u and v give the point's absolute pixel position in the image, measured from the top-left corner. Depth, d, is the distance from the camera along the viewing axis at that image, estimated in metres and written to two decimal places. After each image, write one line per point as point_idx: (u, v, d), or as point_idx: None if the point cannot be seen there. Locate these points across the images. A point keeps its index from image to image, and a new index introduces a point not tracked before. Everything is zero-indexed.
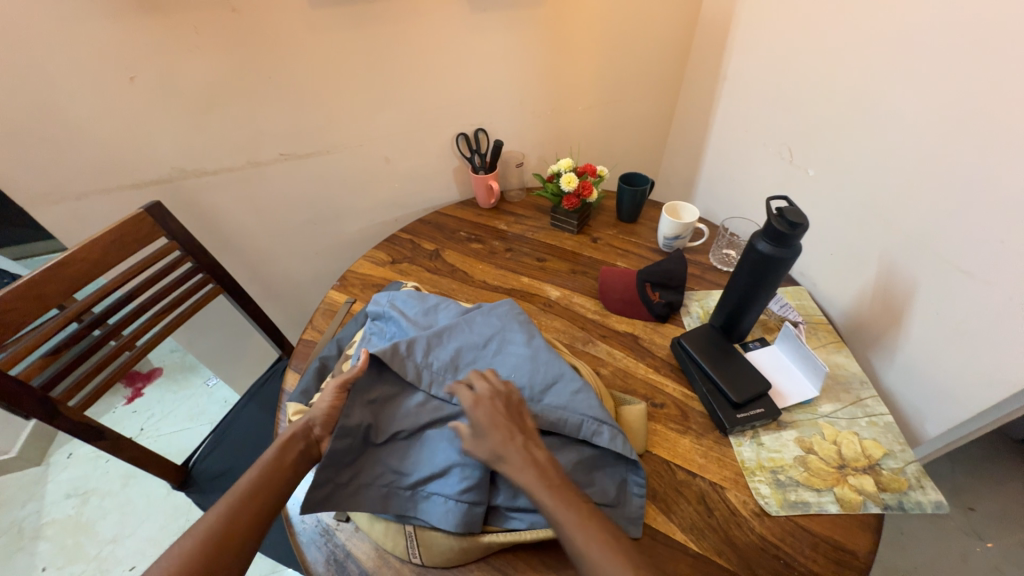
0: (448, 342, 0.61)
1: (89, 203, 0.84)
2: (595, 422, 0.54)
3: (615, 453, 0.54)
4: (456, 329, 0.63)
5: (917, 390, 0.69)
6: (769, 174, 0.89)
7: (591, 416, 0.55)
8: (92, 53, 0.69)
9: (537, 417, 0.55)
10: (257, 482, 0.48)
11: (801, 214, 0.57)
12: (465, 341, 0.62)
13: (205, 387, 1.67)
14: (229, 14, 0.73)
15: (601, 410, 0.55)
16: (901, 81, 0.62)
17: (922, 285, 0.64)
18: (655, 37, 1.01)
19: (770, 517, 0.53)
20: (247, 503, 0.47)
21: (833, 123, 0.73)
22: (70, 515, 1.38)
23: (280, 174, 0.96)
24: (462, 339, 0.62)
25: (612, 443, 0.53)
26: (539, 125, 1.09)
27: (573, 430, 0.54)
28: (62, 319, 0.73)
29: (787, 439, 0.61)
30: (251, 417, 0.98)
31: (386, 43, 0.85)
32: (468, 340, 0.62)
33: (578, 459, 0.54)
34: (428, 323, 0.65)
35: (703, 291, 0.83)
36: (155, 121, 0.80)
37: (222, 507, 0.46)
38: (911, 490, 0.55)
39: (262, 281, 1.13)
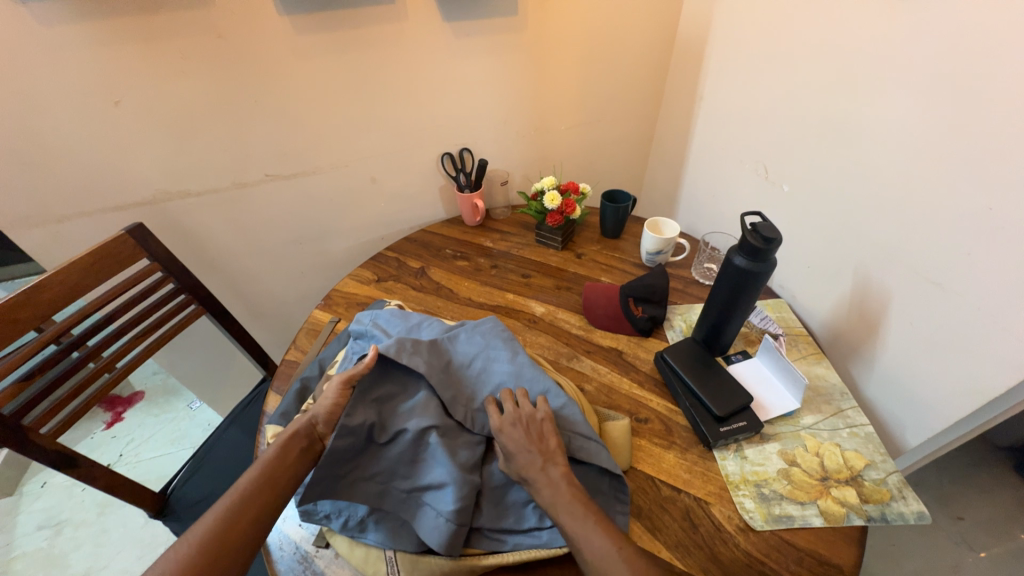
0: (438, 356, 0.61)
1: (70, 225, 0.83)
2: (584, 439, 0.55)
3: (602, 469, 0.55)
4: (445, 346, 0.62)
5: (897, 400, 0.69)
6: (746, 190, 0.92)
7: (579, 432, 0.56)
8: (75, 77, 0.70)
9: None
10: (254, 486, 0.48)
11: (774, 229, 0.58)
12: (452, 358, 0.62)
13: (187, 411, 1.57)
14: (215, 40, 0.75)
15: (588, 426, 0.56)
16: (869, 101, 0.64)
17: (896, 296, 0.66)
18: (634, 60, 1.05)
19: (756, 532, 0.53)
20: (246, 509, 0.47)
21: (804, 142, 0.76)
22: (42, 548, 1.32)
23: (266, 195, 0.97)
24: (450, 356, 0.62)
25: (597, 458, 0.54)
26: (523, 144, 1.11)
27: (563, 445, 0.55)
28: (39, 342, 0.72)
29: (770, 451, 0.61)
30: (233, 441, 0.96)
31: (371, 67, 0.87)
32: (455, 357, 0.62)
33: None
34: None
35: (686, 305, 0.84)
36: (139, 143, 0.80)
37: (224, 504, 0.47)
38: (893, 501, 0.55)
39: (247, 301, 1.12)
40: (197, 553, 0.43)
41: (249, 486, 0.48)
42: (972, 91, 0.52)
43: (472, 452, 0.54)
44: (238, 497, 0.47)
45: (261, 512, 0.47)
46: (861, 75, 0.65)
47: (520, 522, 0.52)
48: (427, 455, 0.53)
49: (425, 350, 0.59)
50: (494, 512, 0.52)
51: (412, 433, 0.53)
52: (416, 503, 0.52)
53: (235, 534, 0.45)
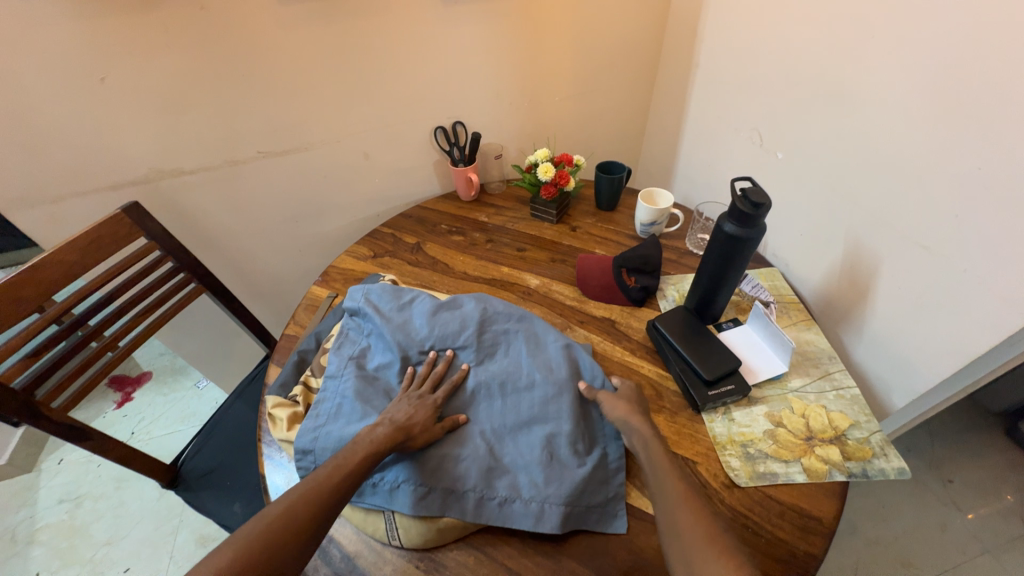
0: (427, 334, 0.64)
1: (66, 205, 0.84)
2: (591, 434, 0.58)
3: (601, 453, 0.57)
4: (453, 355, 0.64)
5: (883, 362, 0.71)
6: (741, 159, 0.91)
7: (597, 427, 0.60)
8: (58, 54, 0.69)
9: (563, 418, 0.58)
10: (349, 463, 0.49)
11: (764, 194, 0.58)
12: (543, 358, 0.64)
13: (195, 389, 1.67)
14: (198, 12, 0.73)
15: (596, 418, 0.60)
16: (860, 62, 0.63)
17: (886, 261, 0.66)
18: (629, 27, 1.02)
19: (739, 488, 0.55)
20: (334, 491, 0.47)
21: (800, 107, 0.75)
22: (63, 520, 1.38)
23: (259, 173, 0.97)
24: (540, 356, 0.64)
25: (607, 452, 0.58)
26: (517, 116, 1.09)
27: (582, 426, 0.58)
28: (43, 320, 0.73)
29: (757, 413, 0.63)
30: (239, 414, 0.99)
31: (358, 37, 0.85)
32: (542, 356, 0.64)
33: (559, 456, 0.55)
34: (404, 318, 0.66)
35: (679, 275, 0.85)
36: (127, 120, 0.79)
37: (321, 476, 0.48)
38: (874, 458, 0.57)
39: (246, 280, 1.14)
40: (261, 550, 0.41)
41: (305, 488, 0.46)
42: (962, 47, 0.52)
43: (533, 441, 0.56)
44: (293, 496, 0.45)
45: (341, 486, 0.48)
46: (855, 36, 0.63)
47: (525, 506, 0.52)
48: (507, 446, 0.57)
49: (429, 384, 0.60)
50: (508, 490, 0.53)
51: (528, 428, 0.58)
52: (449, 477, 0.54)
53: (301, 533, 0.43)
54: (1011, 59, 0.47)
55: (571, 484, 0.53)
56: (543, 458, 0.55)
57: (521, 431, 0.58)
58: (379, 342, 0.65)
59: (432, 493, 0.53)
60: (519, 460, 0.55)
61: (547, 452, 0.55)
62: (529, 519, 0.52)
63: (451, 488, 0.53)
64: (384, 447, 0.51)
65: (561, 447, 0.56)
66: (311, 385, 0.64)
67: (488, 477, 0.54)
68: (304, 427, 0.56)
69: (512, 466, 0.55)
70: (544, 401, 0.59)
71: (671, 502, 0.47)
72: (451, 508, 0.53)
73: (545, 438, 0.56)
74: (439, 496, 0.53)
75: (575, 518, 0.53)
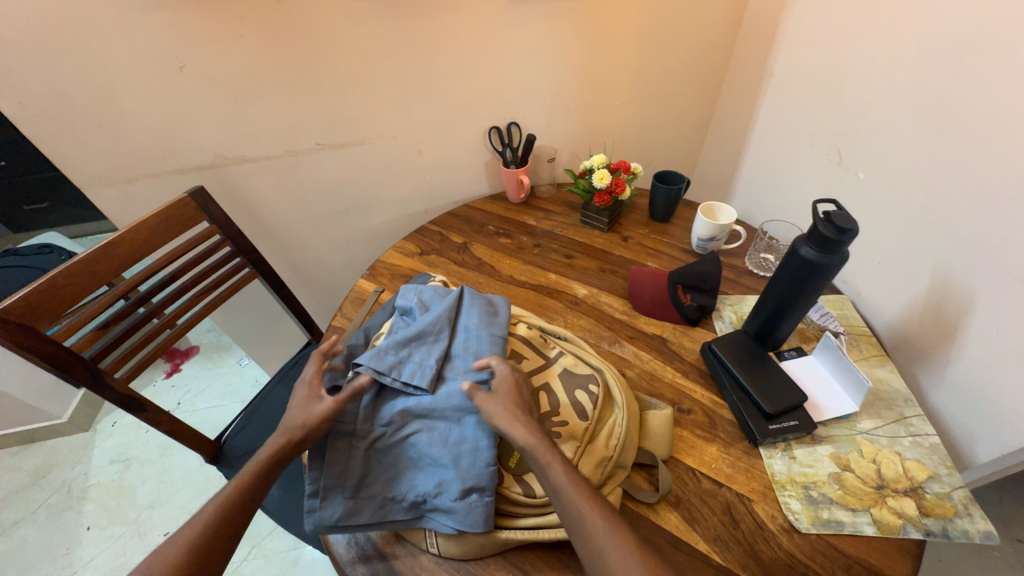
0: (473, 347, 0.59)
1: (137, 185, 0.88)
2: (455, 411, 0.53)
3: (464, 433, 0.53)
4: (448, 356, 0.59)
5: (968, 410, 0.64)
6: (814, 176, 0.85)
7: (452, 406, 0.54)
8: (143, 42, 0.72)
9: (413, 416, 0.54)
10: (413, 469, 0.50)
11: (851, 218, 0.53)
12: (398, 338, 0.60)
13: (238, 366, 1.75)
14: (274, 5, 0.75)
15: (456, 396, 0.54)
16: (969, 77, 0.57)
17: (982, 300, 0.60)
18: (699, 31, 0.98)
19: (800, 534, 0.51)
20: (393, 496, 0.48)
21: (886, 127, 0.69)
22: (113, 480, 1.46)
23: (317, 163, 0.98)
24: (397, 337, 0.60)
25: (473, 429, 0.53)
26: (575, 119, 1.06)
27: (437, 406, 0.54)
28: (112, 295, 0.77)
29: (822, 454, 0.58)
30: (280, 398, 1.02)
31: (423, 34, 0.85)
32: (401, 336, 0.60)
33: (436, 448, 0.52)
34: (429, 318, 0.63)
35: (737, 296, 0.80)
36: (200, 109, 0.83)
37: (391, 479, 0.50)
38: (957, 517, 0.51)
39: (295, 266, 1.17)
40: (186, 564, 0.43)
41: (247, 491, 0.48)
42: None
43: (414, 442, 0.53)
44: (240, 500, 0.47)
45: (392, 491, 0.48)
46: (963, 52, 0.58)
47: (452, 501, 0.50)
48: (411, 456, 0.53)
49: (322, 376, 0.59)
50: (432, 488, 0.51)
51: (403, 431, 0.54)
52: (382, 480, 0.53)
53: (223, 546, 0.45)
54: None
55: (458, 476, 0.50)
56: (428, 460, 0.52)
57: (399, 435, 0.54)
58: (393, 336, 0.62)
59: (370, 496, 0.52)
60: (426, 468, 0.52)
61: (426, 453, 0.53)
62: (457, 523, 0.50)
63: (388, 490, 0.52)
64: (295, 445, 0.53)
65: (431, 447, 0.52)
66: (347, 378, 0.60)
67: (419, 473, 0.53)
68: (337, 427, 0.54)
69: (431, 461, 0.52)
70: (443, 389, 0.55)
71: (563, 486, 0.47)
72: (393, 510, 0.52)
73: (417, 437, 0.53)
74: (378, 499, 0.52)
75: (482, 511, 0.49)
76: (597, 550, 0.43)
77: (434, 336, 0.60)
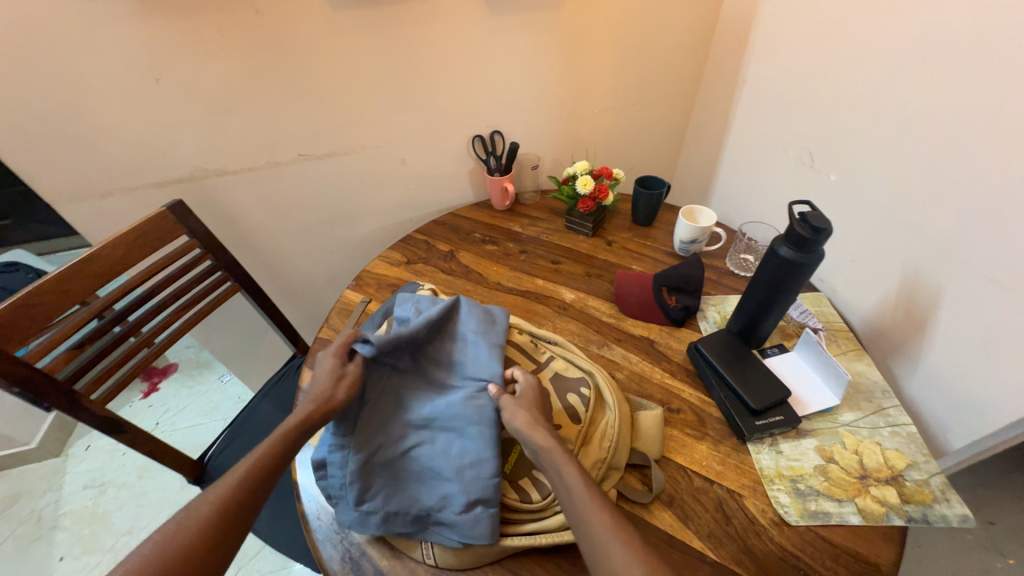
0: (476, 355, 0.60)
1: (112, 200, 0.86)
2: (459, 421, 0.54)
3: (469, 445, 0.52)
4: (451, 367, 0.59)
5: (941, 399, 0.67)
6: (788, 178, 0.88)
7: (456, 415, 0.54)
8: (118, 55, 0.71)
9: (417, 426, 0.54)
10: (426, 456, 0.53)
11: (824, 219, 0.55)
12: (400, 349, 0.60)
13: (219, 383, 1.70)
14: (253, 16, 0.75)
15: (461, 405, 0.54)
16: (928, 83, 0.61)
17: (947, 294, 0.63)
18: (674, 41, 1.01)
19: (790, 527, 0.52)
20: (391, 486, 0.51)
21: (854, 131, 0.72)
22: (86, 507, 1.40)
23: (299, 174, 0.97)
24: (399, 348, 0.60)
25: (477, 440, 0.52)
26: (556, 127, 1.08)
27: (442, 417, 0.54)
28: (87, 314, 0.74)
29: (807, 447, 0.60)
30: (265, 414, 0.99)
31: (405, 44, 0.85)
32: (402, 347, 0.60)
33: (441, 460, 0.52)
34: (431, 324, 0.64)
35: (720, 296, 0.82)
36: (177, 122, 0.81)
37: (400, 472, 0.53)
38: (935, 503, 0.53)
39: (278, 279, 1.15)
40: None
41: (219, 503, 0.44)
42: None
43: (418, 454, 0.53)
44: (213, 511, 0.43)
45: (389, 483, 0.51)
46: (922, 60, 0.61)
47: (457, 515, 0.50)
48: (414, 469, 0.53)
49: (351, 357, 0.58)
50: (437, 501, 0.51)
51: (406, 442, 0.53)
52: (384, 494, 0.51)
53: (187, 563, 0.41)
54: None
55: (463, 488, 0.50)
56: (433, 471, 0.52)
57: (402, 447, 0.53)
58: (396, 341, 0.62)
59: (372, 511, 0.50)
60: (431, 480, 0.52)
61: (431, 466, 0.52)
62: (461, 536, 0.50)
63: (391, 504, 0.51)
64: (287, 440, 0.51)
65: (435, 459, 0.52)
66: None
67: (422, 486, 0.52)
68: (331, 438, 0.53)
69: (434, 474, 0.52)
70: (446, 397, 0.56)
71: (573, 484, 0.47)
72: (396, 524, 0.51)
73: (420, 448, 0.53)
74: (379, 513, 0.50)
75: (487, 523, 0.49)
76: (597, 544, 0.44)
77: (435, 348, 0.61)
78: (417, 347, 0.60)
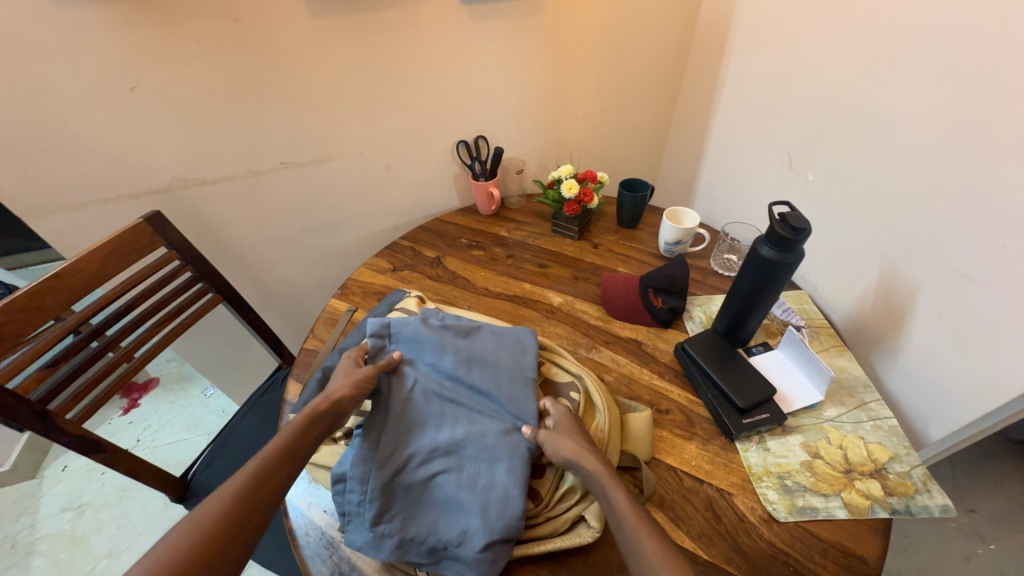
0: (514, 386, 0.60)
1: (87, 212, 0.84)
2: (491, 453, 0.53)
3: (499, 479, 0.52)
4: (486, 394, 0.59)
5: (920, 392, 0.69)
6: (768, 179, 0.90)
7: (489, 447, 0.54)
8: (90, 65, 0.69)
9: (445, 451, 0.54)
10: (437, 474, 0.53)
11: (803, 218, 0.57)
12: (440, 370, 0.61)
13: (202, 397, 1.66)
14: (231, 24, 0.74)
15: (495, 438, 0.54)
16: (899, 86, 0.63)
17: (923, 289, 0.65)
18: (655, 46, 1.02)
19: (779, 523, 0.53)
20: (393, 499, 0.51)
21: (830, 133, 0.74)
22: (64, 530, 1.35)
23: (281, 183, 0.96)
24: (439, 368, 0.61)
25: (508, 474, 0.52)
26: (540, 131, 1.09)
27: (473, 446, 0.54)
28: (61, 330, 0.72)
29: (793, 444, 0.61)
30: (250, 427, 0.97)
31: (387, 50, 0.85)
32: (442, 368, 0.61)
33: (465, 491, 0.51)
34: (469, 345, 0.63)
35: (705, 297, 0.83)
36: (154, 131, 0.79)
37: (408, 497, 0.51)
38: (917, 494, 0.54)
39: (262, 290, 1.13)
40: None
41: (221, 513, 0.42)
42: (996, 84, 0.52)
43: (443, 481, 0.52)
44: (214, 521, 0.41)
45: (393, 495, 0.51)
46: (893, 63, 0.63)
47: (475, 552, 0.48)
48: (435, 496, 0.52)
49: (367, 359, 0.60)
50: (456, 534, 0.49)
51: (432, 468, 0.53)
52: (402, 519, 0.50)
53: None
54: None
55: (485, 523, 0.49)
56: (456, 502, 0.51)
57: (427, 472, 0.53)
58: (437, 358, 0.61)
59: (387, 534, 0.49)
60: (452, 511, 0.51)
61: (453, 497, 0.51)
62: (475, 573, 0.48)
63: (407, 531, 0.50)
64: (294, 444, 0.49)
65: (460, 490, 0.51)
66: (381, 392, 0.58)
67: (442, 517, 0.51)
68: (352, 455, 0.52)
69: (458, 506, 0.51)
70: (482, 428, 0.55)
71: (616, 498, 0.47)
72: (409, 552, 0.49)
73: (445, 475, 0.53)
74: (394, 539, 0.49)
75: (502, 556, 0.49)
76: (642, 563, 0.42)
77: (474, 372, 0.60)
78: (457, 370, 0.60)
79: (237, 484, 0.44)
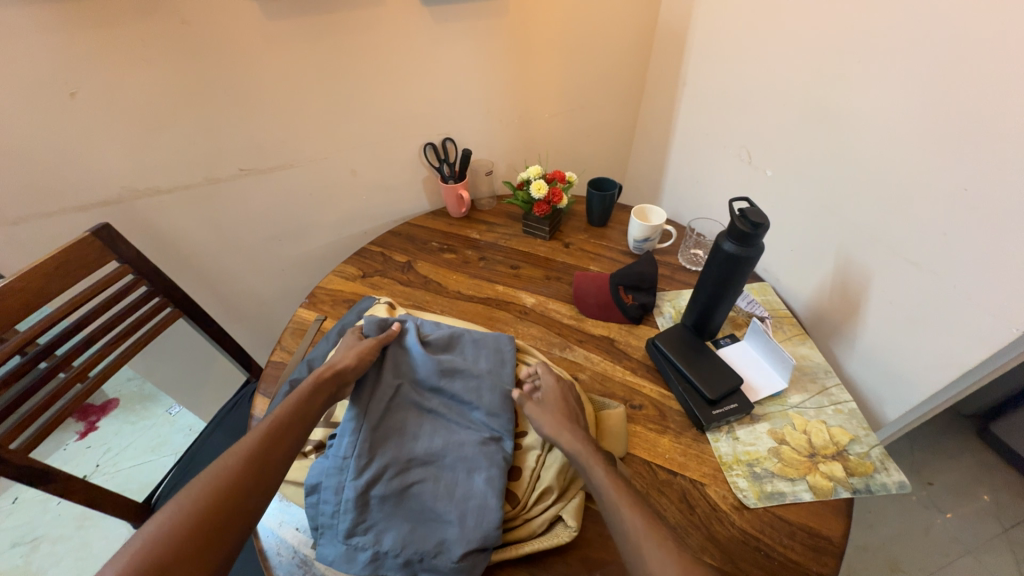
0: (494, 395, 0.60)
1: (27, 226, 0.78)
2: (470, 461, 0.54)
3: (477, 487, 0.52)
4: (466, 403, 0.59)
5: (876, 375, 0.72)
6: (730, 175, 0.93)
7: (467, 456, 0.54)
8: (22, 70, 0.65)
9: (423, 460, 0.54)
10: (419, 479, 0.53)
11: (762, 214, 0.59)
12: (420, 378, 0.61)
13: (167, 415, 1.55)
14: (179, 26, 0.70)
15: (473, 447, 0.55)
16: (847, 85, 0.65)
17: (876, 277, 0.68)
18: (617, 47, 1.04)
19: (749, 510, 0.55)
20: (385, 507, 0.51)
21: (785, 130, 0.77)
22: (16, 566, 1.27)
23: (242, 191, 0.93)
24: (419, 376, 0.61)
25: (486, 482, 0.52)
26: (508, 132, 1.09)
27: (451, 455, 0.54)
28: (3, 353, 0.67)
29: (761, 431, 0.63)
30: (217, 446, 0.93)
31: (347, 52, 0.83)
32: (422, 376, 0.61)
33: (442, 500, 0.51)
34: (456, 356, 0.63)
35: (674, 292, 0.85)
36: (99, 139, 0.75)
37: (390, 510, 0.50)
38: (876, 473, 0.57)
39: (225, 302, 1.08)
40: (155, 556, 0.39)
41: (208, 504, 0.43)
42: (932, 83, 0.55)
43: (420, 490, 0.52)
44: (217, 495, 0.44)
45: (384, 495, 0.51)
46: (841, 63, 0.66)
47: (452, 563, 0.47)
48: (411, 506, 0.51)
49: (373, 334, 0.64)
50: (432, 545, 0.48)
51: (408, 477, 0.52)
52: (377, 530, 0.49)
53: (198, 532, 0.42)
54: (993, 90, 0.49)
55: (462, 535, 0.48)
56: (432, 513, 0.50)
57: (404, 482, 0.52)
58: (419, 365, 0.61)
59: (361, 546, 0.48)
60: (428, 522, 0.50)
61: (430, 506, 0.51)
62: None
63: (381, 543, 0.48)
64: (302, 411, 0.53)
65: (438, 499, 0.51)
66: (362, 397, 0.57)
67: (418, 528, 0.50)
68: (328, 466, 0.52)
69: (435, 516, 0.50)
70: (462, 438, 0.55)
71: (605, 482, 0.49)
72: (384, 566, 0.48)
73: (423, 484, 0.52)
74: (368, 551, 0.48)
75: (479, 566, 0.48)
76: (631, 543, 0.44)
77: (454, 380, 0.60)
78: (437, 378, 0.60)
79: (213, 484, 0.45)
